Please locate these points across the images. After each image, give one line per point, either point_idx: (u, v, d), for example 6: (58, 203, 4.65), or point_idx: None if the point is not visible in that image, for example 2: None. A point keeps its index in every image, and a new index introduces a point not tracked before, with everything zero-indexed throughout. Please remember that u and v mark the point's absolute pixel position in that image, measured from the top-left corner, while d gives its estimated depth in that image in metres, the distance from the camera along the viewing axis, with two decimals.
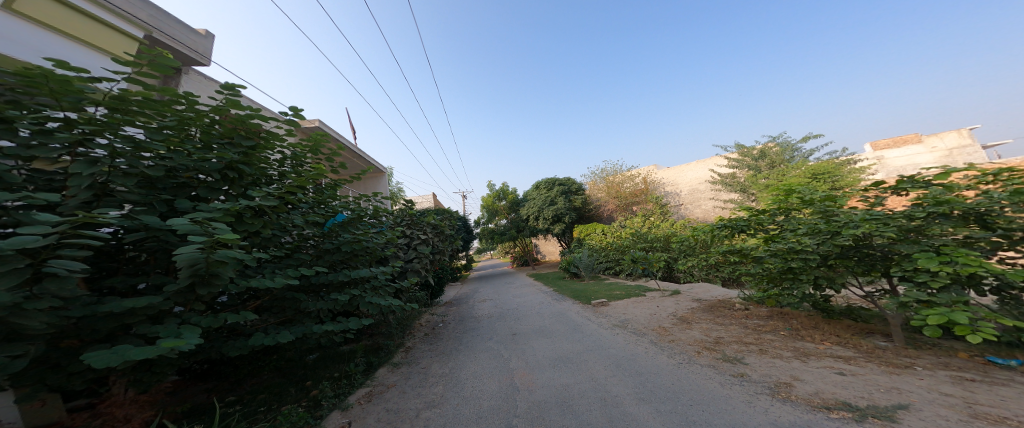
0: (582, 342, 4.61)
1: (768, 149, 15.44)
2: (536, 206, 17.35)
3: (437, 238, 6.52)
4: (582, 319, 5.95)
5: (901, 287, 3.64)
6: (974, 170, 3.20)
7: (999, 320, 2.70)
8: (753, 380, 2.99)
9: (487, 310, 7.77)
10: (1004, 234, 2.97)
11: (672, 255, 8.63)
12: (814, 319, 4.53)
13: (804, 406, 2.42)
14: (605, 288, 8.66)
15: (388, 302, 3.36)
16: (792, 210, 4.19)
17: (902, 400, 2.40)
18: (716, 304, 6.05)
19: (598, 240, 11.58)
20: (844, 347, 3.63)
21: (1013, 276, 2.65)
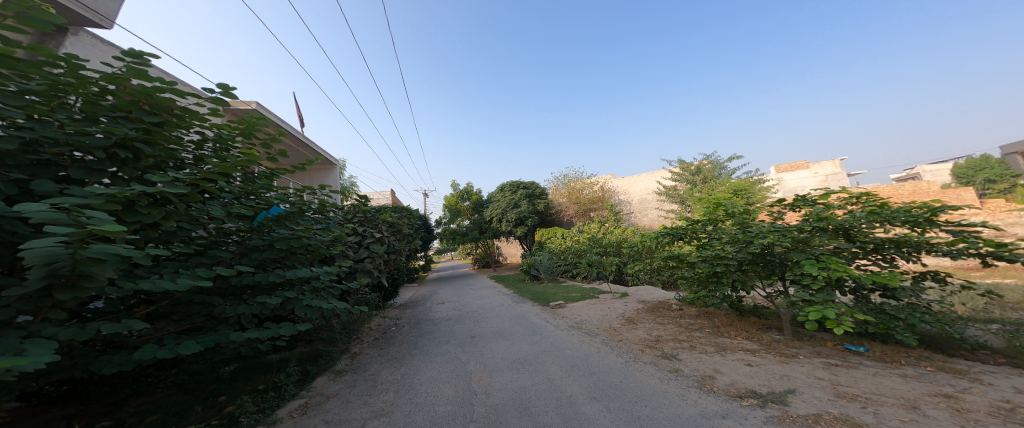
0: (540, 344, 4.84)
1: (704, 165, 17.39)
2: (500, 208, 17.50)
3: (398, 237, 6.32)
4: (541, 321, 6.23)
5: (792, 289, 4.46)
6: (847, 193, 4.03)
7: (854, 314, 3.47)
8: (685, 374, 3.48)
9: (447, 312, 7.75)
10: (861, 246, 3.79)
11: (623, 260, 9.41)
12: (731, 317, 5.33)
13: (723, 396, 2.90)
14: (563, 290, 9.11)
15: (330, 305, 3.19)
16: (719, 221, 4.87)
17: (790, 385, 3.01)
18: (658, 305, 6.74)
19: (558, 244, 12.08)
20: (751, 341, 4.36)
21: (866, 279, 3.43)
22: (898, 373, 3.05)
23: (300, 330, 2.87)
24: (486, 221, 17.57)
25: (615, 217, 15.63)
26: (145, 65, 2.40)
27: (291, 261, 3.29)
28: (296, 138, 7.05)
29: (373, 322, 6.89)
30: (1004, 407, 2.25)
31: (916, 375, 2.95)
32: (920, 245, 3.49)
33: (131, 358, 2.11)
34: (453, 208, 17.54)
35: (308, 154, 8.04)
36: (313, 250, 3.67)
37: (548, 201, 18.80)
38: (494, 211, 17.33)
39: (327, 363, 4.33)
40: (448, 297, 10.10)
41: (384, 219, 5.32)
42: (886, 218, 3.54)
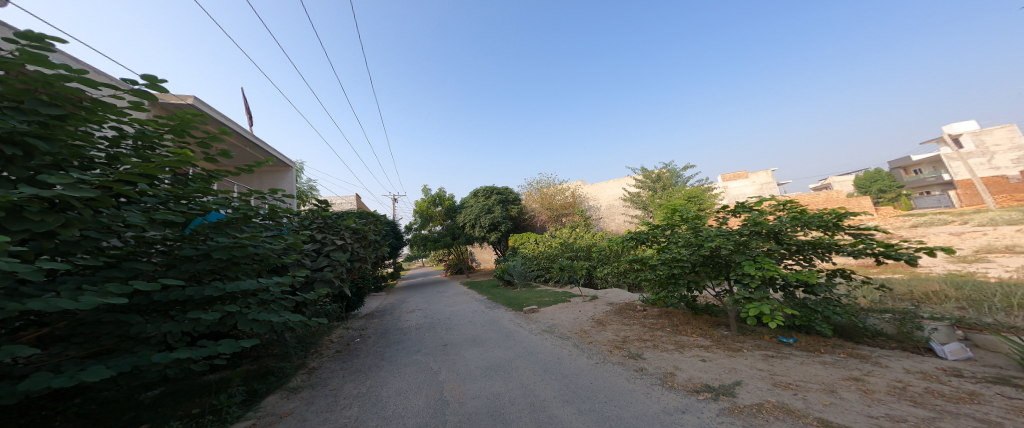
0: (514, 350, 4.80)
1: (662, 173, 18.56)
2: (473, 214, 17.23)
3: (367, 243, 5.98)
4: (514, 326, 6.19)
5: (735, 288, 4.84)
6: (776, 200, 4.48)
7: (784, 309, 3.84)
8: (649, 373, 3.63)
9: (417, 320, 7.47)
10: (786, 247, 4.23)
11: (592, 264, 9.59)
12: (687, 316, 5.67)
13: (682, 391, 3.06)
14: (535, 294, 9.16)
15: (282, 318, 2.90)
16: (675, 226, 5.18)
17: (737, 377, 3.25)
18: (624, 307, 6.98)
19: (531, 249, 11.98)
20: (704, 338, 4.67)
21: (792, 277, 3.83)
22: (819, 360, 3.42)
23: (244, 347, 2.55)
24: (458, 226, 17.09)
25: (585, 222, 16.04)
26: (52, 52, 2.12)
27: (232, 271, 2.96)
28: (242, 137, 6.46)
29: (334, 334, 6.45)
30: (900, 386, 2.59)
31: (832, 361, 3.33)
32: (830, 245, 3.99)
33: (14, 392, 1.78)
34: (424, 213, 17.03)
35: (257, 155, 7.42)
36: (262, 259, 3.33)
37: (520, 206, 18.87)
38: (466, 216, 17.05)
39: (279, 381, 3.96)
40: (418, 305, 9.75)
41: (348, 225, 4.99)
42: (805, 223, 3.99)
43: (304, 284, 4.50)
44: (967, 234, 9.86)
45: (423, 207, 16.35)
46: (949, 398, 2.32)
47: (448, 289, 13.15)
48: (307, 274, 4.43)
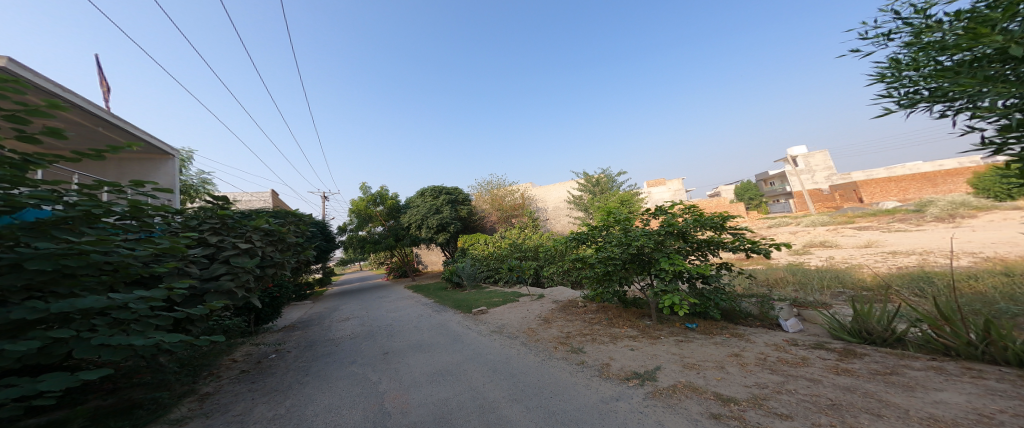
0: (462, 352, 4.43)
1: (602, 178, 19.93)
2: (419, 214, 16.05)
3: (286, 246, 5.03)
4: (462, 329, 5.75)
5: (653, 282, 5.42)
6: (684, 204, 5.11)
7: (687, 298, 4.42)
8: (589, 365, 3.66)
9: (352, 330, 6.74)
10: (690, 245, 4.85)
11: (540, 263, 9.63)
12: (619, 310, 6.08)
13: (616, 380, 3.15)
14: (482, 295, 8.93)
15: (155, 339, 1.92)
16: (608, 228, 5.55)
17: (656, 363, 3.52)
18: (568, 304, 7.08)
19: (481, 250, 11.62)
20: (631, 328, 5.05)
21: (694, 271, 4.39)
22: (714, 342, 3.98)
23: (87, 380, 1.67)
24: (403, 227, 15.92)
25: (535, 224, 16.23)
26: None
27: (65, 288, 1.82)
28: (87, 114, 4.96)
29: (239, 353, 5.44)
30: (765, 357, 3.17)
31: (722, 341, 3.91)
32: (719, 243, 4.69)
33: None
34: (362, 213, 15.59)
35: (114, 138, 5.80)
36: (117, 269, 2.11)
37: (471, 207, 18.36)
38: (412, 216, 15.94)
39: (151, 414, 3.07)
40: (353, 313, 8.86)
41: (257, 224, 4.08)
42: (703, 225, 4.63)
43: (190, 296, 3.42)
44: (826, 230, 12.39)
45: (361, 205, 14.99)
46: (795, 364, 2.88)
47: (388, 295, 12.25)
48: (192, 284, 3.36)
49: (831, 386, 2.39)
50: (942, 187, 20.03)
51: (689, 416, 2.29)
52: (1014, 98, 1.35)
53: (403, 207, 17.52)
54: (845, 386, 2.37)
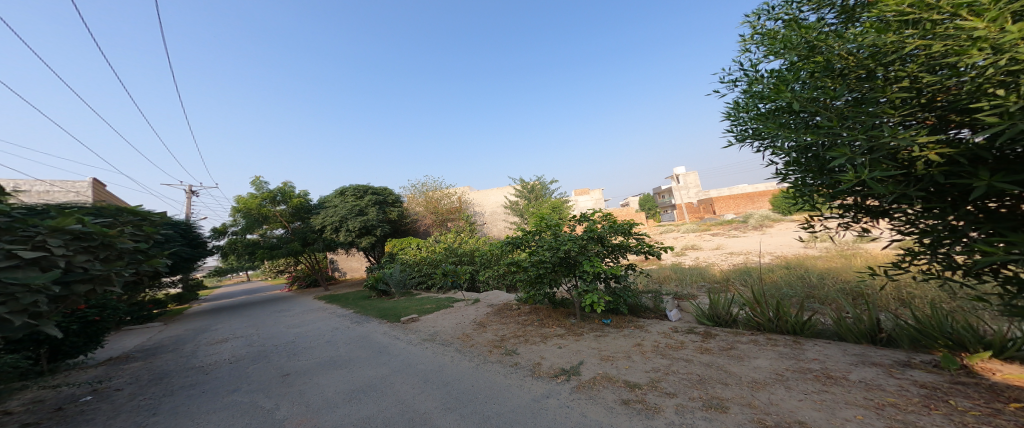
0: (388, 365, 4.09)
1: (536, 185, 20.92)
2: (337, 215, 14.25)
3: (121, 257, 3.27)
4: (388, 339, 5.36)
5: (578, 282, 5.80)
6: (603, 212, 5.63)
7: (603, 296, 4.87)
8: (522, 366, 3.68)
9: (234, 354, 5.55)
10: (609, 248, 5.35)
11: (475, 268, 9.40)
12: (549, 310, 6.29)
13: (546, 378, 3.23)
14: (412, 303, 8.35)
15: None
16: (540, 233, 5.77)
17: (578, 357, 3.74)
18: (503, 307, 7.00)
19: (412, 255, 11.00)
20: (559, 327, 5.25)
21: (609, 271, 4.87)
22: (623, 334, 4.44)
23: None
24: (313, 229, 14.20)
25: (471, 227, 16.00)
26: None
27: None
28: None
29: (16, 402, 3.75)
30: (658, 344, 3.69)
31: (629, 333, 4.39)
32: (628, 246, 5.32)
33: None
34: (258, 213, 13.19)
35: None
36: None
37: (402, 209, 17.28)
38: (329, 217, 14.16)
39: None
40: (239, 333, 7.28)
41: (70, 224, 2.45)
42: (618, 230, 5.19)
43: None
44: (712, 234, 14.97)
45: (254, 203, 12.70)
46: (683, 348, 3.38)
47: (294, 307, 10.64)
48: None
49: (703, 364, 2.91)
50: (761, 205, 25.92)
51: (605, 404, 2.49)
52: (792, 141, 1.89)
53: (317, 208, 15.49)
54: (713, 362, 2.90)
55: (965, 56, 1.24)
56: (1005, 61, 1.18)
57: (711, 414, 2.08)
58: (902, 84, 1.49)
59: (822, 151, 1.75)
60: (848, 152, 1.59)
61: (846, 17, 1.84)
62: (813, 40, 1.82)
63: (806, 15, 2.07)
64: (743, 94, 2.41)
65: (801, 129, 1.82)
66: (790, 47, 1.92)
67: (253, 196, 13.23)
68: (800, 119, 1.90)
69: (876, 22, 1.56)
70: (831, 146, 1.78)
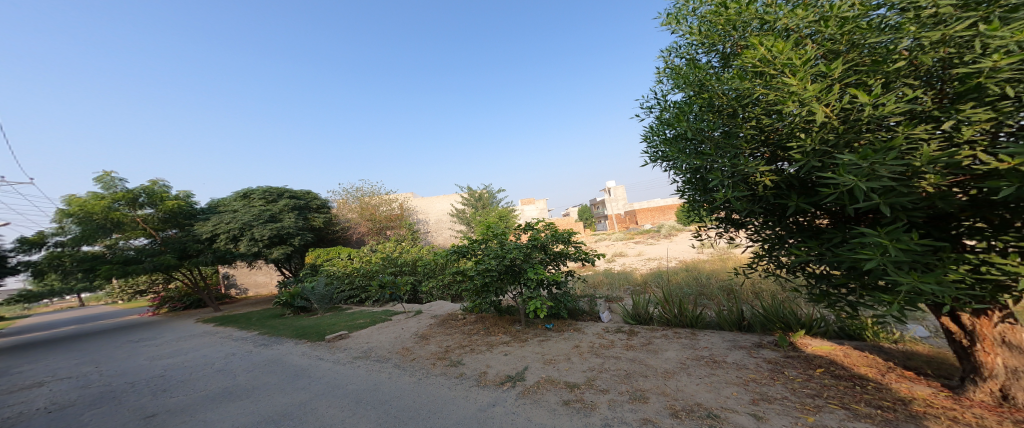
0: (311, 389, 3.65)
1: (484, 194, 20.86)
2: (233, 219, 11.37)
3: None
4: (311, 361, 4.79)
5: (522, 290, 5.91)
6: (546, 221, 5.87)
7: (546, 302, 5.04)
8: (467, 376, 3.61)
9: (53, 400, 4.09)
10: (551, 256, 5.59)
11: (417, 278, 8.87)
12: (494, 319, 6.27)
13: (492, 386, 3.23)
14: (343, 318, 7.52)
15: None
16: (486, 242, 5.76)
17: (522, 363, 3.81)
18: (447, 318, 6.77)
19: (341, 267, 9.97)
20: (505, 334, 5.27)
21: (552, 278, 5.07)
22: (563, 337, 4.64)
23: None
24: (199, 239, 10.85)
25: (413, 235, 15.13)
26: None
27: None
28: None
29: None
30: (594, 344, 3.96)
31: (569, 336, 4.62)
32: (568, 254, 5.60)
33: None
34: (105, 219, 9.18)
35: None
36: None
37: (330, 216, 15.30)
38: (221, 223, 11.16)
39: None
40: (64, 371, 5.43)
41: None
42: (560, 239, 5.47)
43: None
44: (636, 242, 16.61)
45: (96, 205, 8.90)
46: (615, 347, 3.67)
47: (172, 331, 8.68)
48: None
49: (629, 360, 3.20)
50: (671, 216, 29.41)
51: (549, 407, 2.58)
52: (685, 164, 2.26)
53: (206, 212, 12.17)
54: (638, 357, 3.23)
55: (784, 106, 1.64)
56: (805, 111, 1.58)
57: (637, 405, 2.31)
58: (751, 123, 1.90)
59: (704, 173, 2.14)
60: (720, 176, 1.98)
61: (725, 62, 2.26)
62: (701, 80, 2.20)
63: (701, 58, 2.48)
64: (656, 120, 2.77)
65: (691, 155, 2.19)
66: (687, 84, 2.29)
67: (96, 196, 9.29)
68: (693, 145, 2.27)
69: (739, 71, 1.95)
70: (709, 171, 2.18)
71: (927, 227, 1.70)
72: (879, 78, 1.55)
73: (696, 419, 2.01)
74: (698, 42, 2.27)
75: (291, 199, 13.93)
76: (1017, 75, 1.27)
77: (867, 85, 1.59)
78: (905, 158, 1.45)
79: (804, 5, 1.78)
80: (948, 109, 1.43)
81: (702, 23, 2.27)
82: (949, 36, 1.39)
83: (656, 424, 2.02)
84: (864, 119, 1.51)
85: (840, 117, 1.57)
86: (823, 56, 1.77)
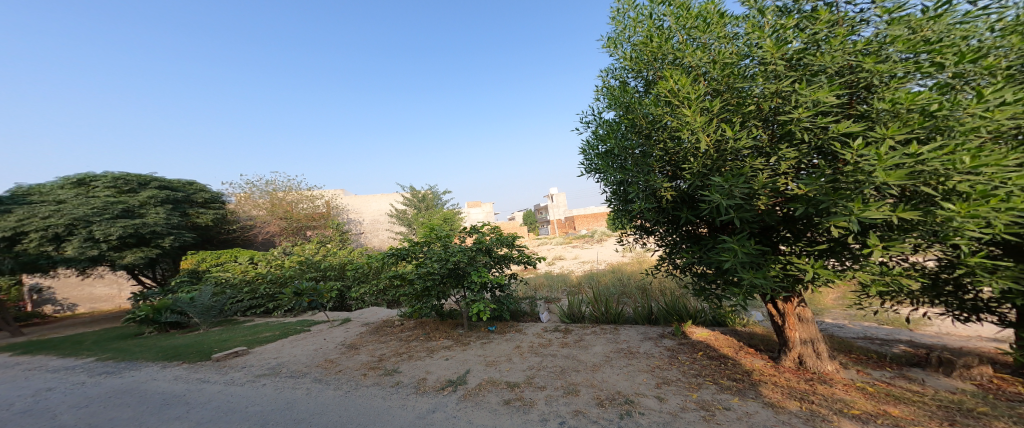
0: (200, 413, 3.05)
1: (428, 195, 20.17)
2: (57, 210, 7.55)
3: None
4: (196, 378, 3.96)
5: (464, 293, 5.80)
6: (492, 225, 5.86)
7: (489, 305, 5.02)
8: (404, 384, 3.42)
9: None
10: (495, 260, 5.61)
11: (346, 284, 8.00)
12: (435, 323, 6.05)
13: (433, 392, 3.12)
14: (239, 332, 6.03)
15: None
16: (429, 244, 5.52)
17: (462, 366, 3.75)
18: (381, 325, 6.31)
19: (237, 272, 8.11)
20: (446, 339, 5.11)
21: (495, 281, 5.08)
22: (505, 338, 4.71)
23: None
24: None
25: (342, 236, 13.52)
26: None
27: None
28: None
29: None
30: (532, 344, 4.09)
31: (510, 337, 4.70)
32: (512, 257, 5.67)
33: None
34: None
35: None
36: None
37: (222, 212, 11.65)
38: (35, 217, 7.28)
39: None
40: None
41: None
42: (504, 242, 5.53)
43: None
44: (575, 246, 17.58)
45: None
46: (553, 345, 3.83)
47: None
48: None
49: (564, 356, 3.37)
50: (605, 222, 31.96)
51: (489, 407, 2.58)
52: (611, 177, 2.53)
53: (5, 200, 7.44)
54: (570, 353, 3.44)
55: (680, 133, 1.93)
56: (694, 139, 1.90)
57: (569, 398, 2.44)
58: (660, 145, 2.19)
59: (625, 187, 2.42)
60: (637, 189, 2.27)
61: (648, 89, 2.54)
62: (628, 102, 2.46)
63: (630, 82, 2.75)
64: (591, 135, 3.01)
65: (616, 168, 2.46)
66: (618, 104, 2.53)
67: None
68: (619, 161, 2.52)
69: (654, 98, 2.20)
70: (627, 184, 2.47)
71: (760, 236, 2.17)
72: (740, 118, 1.92)
73: (617, 406, 2.20)
74: (628, 67, 2.52)
75: (162, 191, 9.87)
76: (810, 125, 1.69)
77: (733, 122, 1.95)
78: (751, 181, 1.82)
79: (702, 48, 2.11)
80: (775, 147, 1.84)
81: (633, 50, 2.52)
82: (781, 89, 1.77)
83: (584, 415, 2.16)
84: (728, 151, 1.86)
85: (715, 144, 1.90)
86: (711, 93, 2.10)
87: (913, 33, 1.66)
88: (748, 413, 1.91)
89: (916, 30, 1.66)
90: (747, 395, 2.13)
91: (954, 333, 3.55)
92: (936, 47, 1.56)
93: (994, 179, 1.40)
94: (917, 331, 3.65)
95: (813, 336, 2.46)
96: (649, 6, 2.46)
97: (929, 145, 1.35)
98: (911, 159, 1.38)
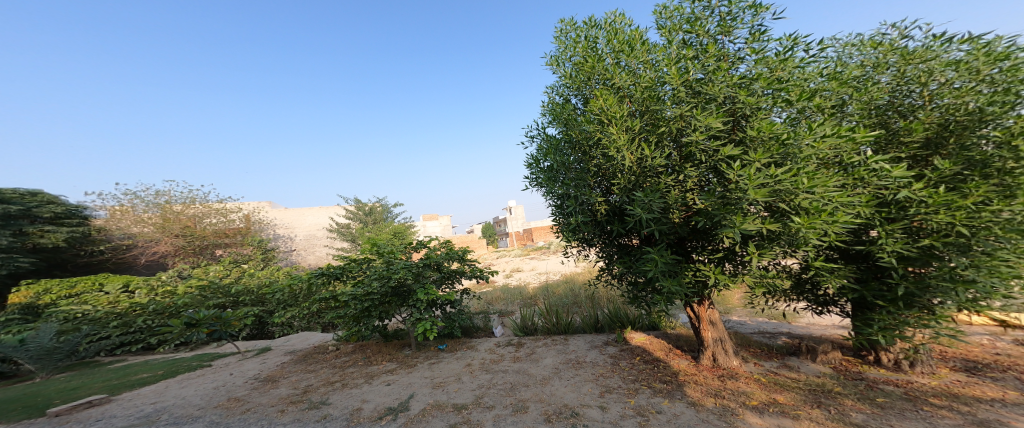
0: None
1: (375, 206, 18.96)
2: None
3: None
4: None
5: (410, 312, 5.46)
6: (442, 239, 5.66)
7: (436, 323, 4.80)
8: (334, 418, 3.06)
9: None
10: (444, 276, 5.40)
11: (266, 308, 6.99)
12: (377, 346, 5.58)
13: (369, 423, 2.83)
14: (99, 376, 4.74)
15: None
16: (370, 261, 5.12)
17: (404, 392, 3.49)
18: (312, 352, 5.62)
19: (99, 302, 6.33)
20: (390, 362, 4.73)
21: (445, 297, 4.89)
22: (454, 357, 4.53)
23: None
24: None
25: (267, 253, 11.93)
26: None
27: None
28: None
29: None
30: (482, 361, 3.99)
31: (460, 355, 4.53)
32: (463, 272, 5.53)
33: None
34: None
35: None
36: None
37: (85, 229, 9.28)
38: None
39: None
40: None
41: None
42: (454, 257, 5.38)
43: None
44: (529, 258, 17.93)
45: None
46: (503, 361, 3.78)
47: None
48: None
49: (515, 372, 3.35)
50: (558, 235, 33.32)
51: None
52: (553, 189, 2.67)
53: None
54: (518, 368, 3.42)
55: (606, 150, 2.13)
56: (618, 156, 2.10)
57: (517, 417, 2.42)
58: (593, 162, 2.39)
59: (566, 199, 2.57)
60: (575, 203, 2.43)
61: (586, 104, 2.74)
62: (567, 118, 2.63)
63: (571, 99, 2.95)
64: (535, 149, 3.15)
65: (557, 182, 2.60)
66: (559, 119, 2.69)
67: None
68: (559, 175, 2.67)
69: (587, 115, 2.40)
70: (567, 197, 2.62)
71: (676, 246, 2.45)
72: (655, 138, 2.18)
73: (563, 420, 2.24)
74: (568, 84, 2.72)
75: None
76: (705, 147, 2.01)
77: (650, 141, 2.20)
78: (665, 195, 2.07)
79: (628, 71, 2.37)
80: (682, 166, 2.12)
81: (572, 69, 2.73)
82: (684, 114, 2.07)
83: None
84: (648, 168, 2.09)
85: (636, 162, 2.13)
86: (634, 112, 2.36)
87: (771, 72, 2.07)
88: (675, 415, 2.08)
89: (774, 70, 2.08)
90: (674, 396, 2.34)
91: (818, 322, 4.39)
92: (786, 86, 1.98)
93: (822, 196, 1.77)
94: (796, 323, 4.42)
95: (719, 335, 2.80)
96: (586, 30, 2.69)
97: (782, 168, 1.68)
98: (769, 180, 1.71)
